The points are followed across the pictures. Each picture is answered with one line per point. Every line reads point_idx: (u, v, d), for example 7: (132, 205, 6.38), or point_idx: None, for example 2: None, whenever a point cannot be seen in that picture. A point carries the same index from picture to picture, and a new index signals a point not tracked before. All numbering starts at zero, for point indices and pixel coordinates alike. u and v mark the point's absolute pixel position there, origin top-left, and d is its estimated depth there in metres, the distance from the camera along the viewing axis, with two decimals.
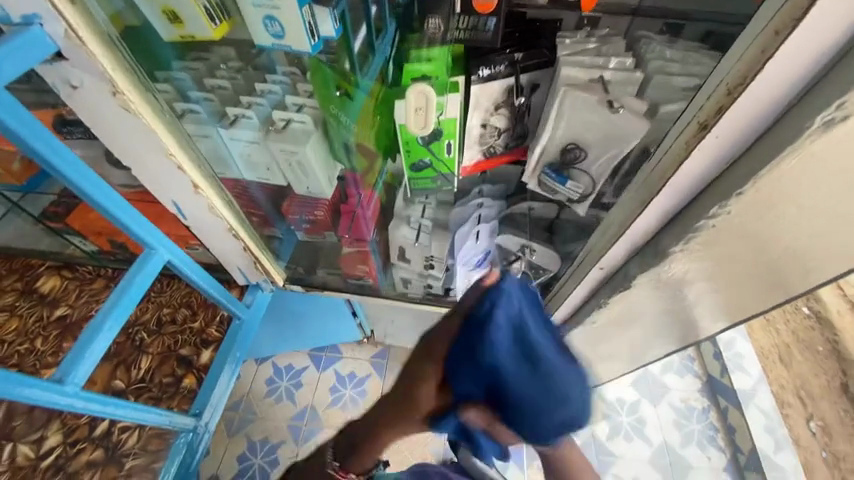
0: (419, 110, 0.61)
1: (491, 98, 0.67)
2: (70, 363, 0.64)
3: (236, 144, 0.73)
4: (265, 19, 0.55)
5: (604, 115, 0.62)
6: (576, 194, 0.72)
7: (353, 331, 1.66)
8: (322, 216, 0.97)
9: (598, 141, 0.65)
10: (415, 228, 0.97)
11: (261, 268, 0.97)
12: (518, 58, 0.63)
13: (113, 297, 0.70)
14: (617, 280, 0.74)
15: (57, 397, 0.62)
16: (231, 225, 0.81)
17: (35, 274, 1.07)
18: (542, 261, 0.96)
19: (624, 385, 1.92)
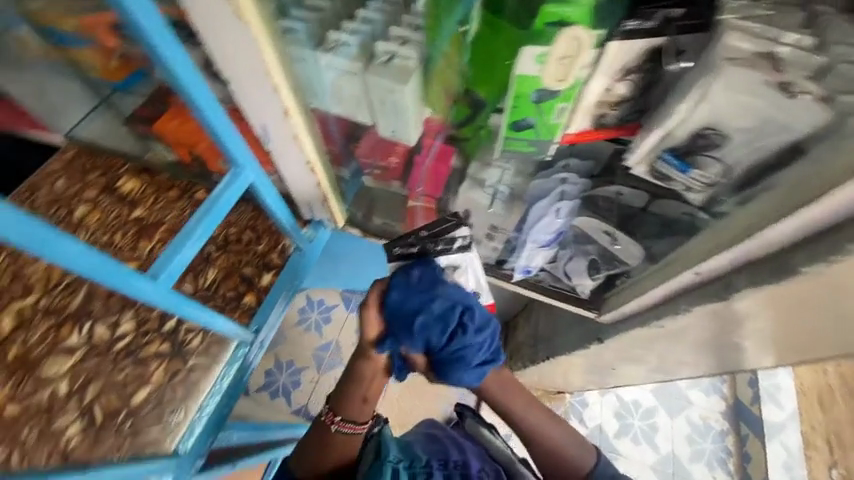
0: (566, 58, 0.55)
1: (623, 62, 0.57)
2: (168, 262, 0.67)
3: (332, 74, 0.67)
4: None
5: (771, 98, 0.52)
6: (699, 184, 0.69)
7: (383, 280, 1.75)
8: (395, 163, 0.94)
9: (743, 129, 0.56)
10: (490, 194, 0.90)
11: (327, 207, 0.97)
12: (676, 15, 0.52)
13: (205, 208, 0.72)
14: (719, 286, 0.68)
15: (153, 292, 0.65)
16: (310, 157, 0.80)
17: (116, 173, 1.13)
18: (621, 253, 0.90)
19: (646, 391, 1.99)
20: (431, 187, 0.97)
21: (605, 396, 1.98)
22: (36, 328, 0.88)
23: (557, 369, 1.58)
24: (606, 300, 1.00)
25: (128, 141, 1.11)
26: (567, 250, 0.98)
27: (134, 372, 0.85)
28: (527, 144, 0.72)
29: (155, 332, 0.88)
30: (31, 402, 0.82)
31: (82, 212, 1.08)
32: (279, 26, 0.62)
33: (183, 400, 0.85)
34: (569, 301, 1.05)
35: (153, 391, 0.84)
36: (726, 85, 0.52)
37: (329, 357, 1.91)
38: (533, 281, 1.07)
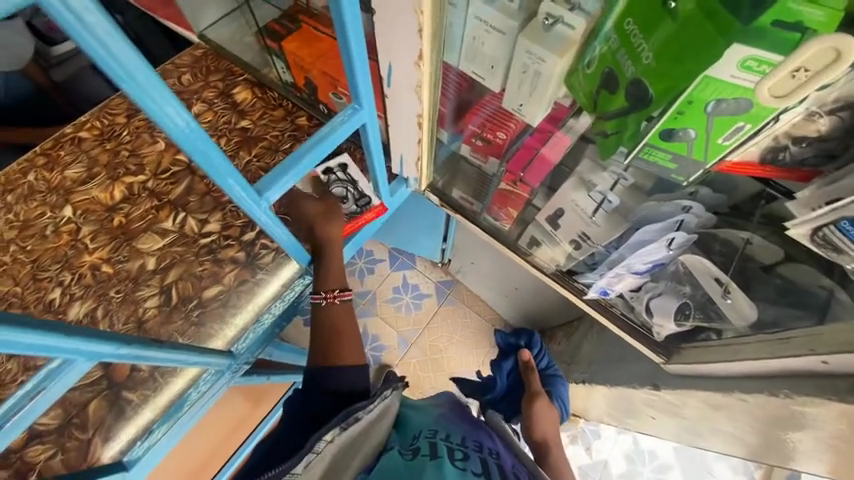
0: (801, 72, 0.41)
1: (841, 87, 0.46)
2: (274, 183, 0.68)
3: (480, 27, 0.62)
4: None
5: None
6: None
7: (436, 252, 1.72)
8: (501, 140, 0.88)
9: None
10: (595, 200, 0.82)
11: (418, 167, 0.95)
12: None
13: (316, 139, 0.72)
14: (834, 385, 0.58)
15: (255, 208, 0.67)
16: (422, 112, 0.76)
17: (234, 81, 1.18)
18: (728, 311, 0.79)
19: (665, 445, 1.96)
20: (532, 180, 0.90)
21: (621, 435, 1.98)
22: (141, 204, 0.97)
23: (585, 393, 1.51)
24: (681, 351, 0.91)
25: (252, 53, 1.15)
26: (658, 284, 0.88)
27: (210, 269, 0.92)
28: (666, 163, 0.62)
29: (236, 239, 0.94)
30: (125, 267, 0.92)
31: (198, 110, 1.15)
32: None
33: (244, 308, 0.90)
34: (638, 337, 0.96)
35: (222, 291, 0.91)
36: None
37: (362, 305, 1.96)
38: (604, 304, 1.00)
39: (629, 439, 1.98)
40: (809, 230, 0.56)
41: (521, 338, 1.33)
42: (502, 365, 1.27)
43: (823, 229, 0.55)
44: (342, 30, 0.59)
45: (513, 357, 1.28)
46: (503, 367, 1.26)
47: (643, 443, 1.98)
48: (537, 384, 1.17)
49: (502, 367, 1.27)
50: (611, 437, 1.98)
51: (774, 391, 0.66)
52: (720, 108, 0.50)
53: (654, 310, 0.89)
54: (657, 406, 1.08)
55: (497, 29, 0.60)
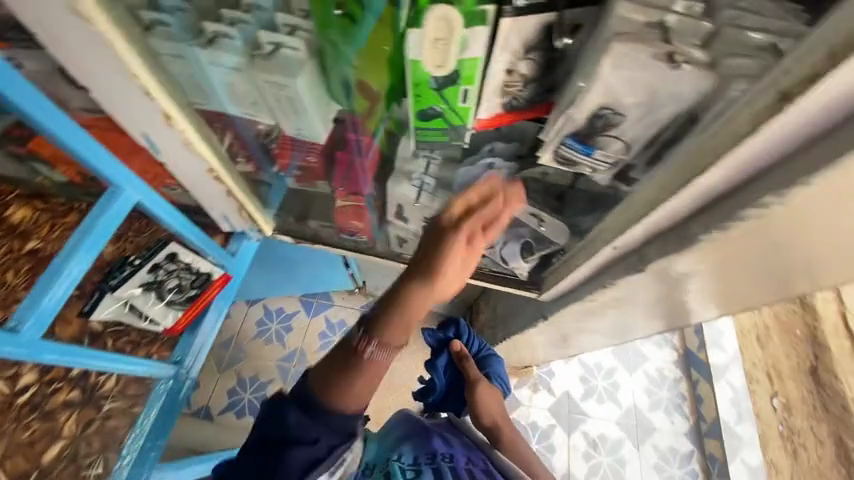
0: (439, 41, 0.52)
1: (514, 40, 0.54)
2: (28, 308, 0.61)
3: (215, 70, 0.60)
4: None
5: (660, 72, 0.49)
6: (603, 165, 0.67)
7: (345, 279, 1.67)
8: (315, 163, 0.88)
9: (639, 103, 0.54)
10: (416, 186, 0.89)
11: (246, 215, 0.92)
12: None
13: (76, 240, 0.65)
14: (630, 262, 0.70)
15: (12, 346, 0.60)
16: (210, 165, 0.74)
17: (3, 202, 0.97)
18: (550, 234, 0.90)
19: (604, 352, 2.07)
20: (361, 187, 0.92)
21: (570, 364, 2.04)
22: None
23: (517, 346, 1.59)
24: (545, 280, 1.00)
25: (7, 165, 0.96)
26: (499, 235, 0.97)
27: (41, 428, 0.74)
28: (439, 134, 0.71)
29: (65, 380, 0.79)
30: None
31: None
32: (142, 18, 0.55)
33: (101, 451, 0.81)
34: (510, 284, 1.05)
35: (66, 447, 0.76)
36: (616, 65, 0.49)
37: (296, 368, 1.83)
38: (474, 269, 1.07)
39: (577, 364, 2.05)
40: (551, 155, 0.69)
41: (447, 330, 1.21)
42: (436, 365, 1.18)
43: (560, 149, 0.67)
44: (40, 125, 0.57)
45: (445, 351, 1.18)
46: (437, 366, 1.18)
47: (589, 360, 2.06)
48: (474, 373, 1.13)
49: (437, 366, 1.18)
50: (563, 370, 2.03)
51: (609, 282, 0.77)
52: (438, 83, 0.58)
53: (508, 258, 0.99)
54: (564, 328, 1.19)
55: (231, 67, 0.59)
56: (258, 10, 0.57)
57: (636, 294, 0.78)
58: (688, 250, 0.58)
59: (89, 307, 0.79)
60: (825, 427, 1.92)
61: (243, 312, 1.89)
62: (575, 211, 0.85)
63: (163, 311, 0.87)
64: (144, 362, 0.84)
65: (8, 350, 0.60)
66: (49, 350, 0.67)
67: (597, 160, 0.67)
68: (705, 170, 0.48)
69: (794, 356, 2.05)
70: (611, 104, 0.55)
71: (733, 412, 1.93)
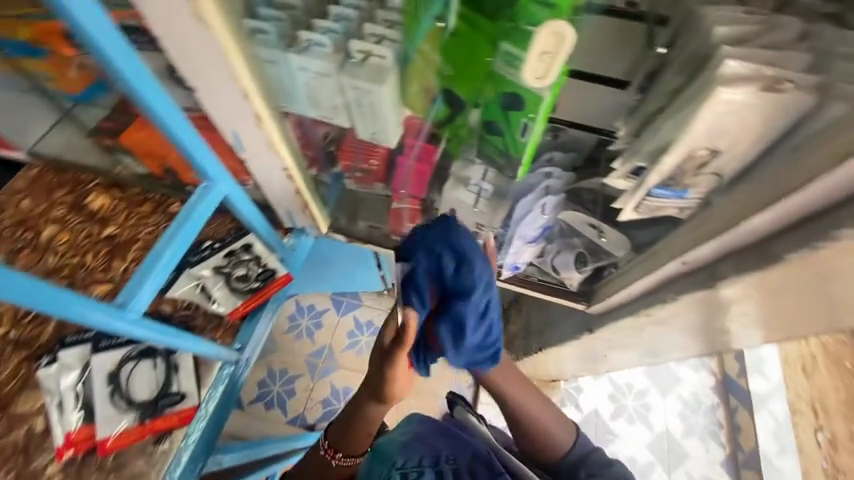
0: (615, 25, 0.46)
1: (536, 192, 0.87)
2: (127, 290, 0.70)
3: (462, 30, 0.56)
4: None
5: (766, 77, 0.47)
6: (691, 204, 0.64)
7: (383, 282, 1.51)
8: (376, 166, 0.92)
9: (733, 135, 0.51)
10: (474, 192, 0.90)
11: (308, 214, 0.98)
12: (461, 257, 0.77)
13: (176, 225, 0.75)
14: (699, 278, 0.67)
15: (119, 321, 0.67)
16: (287, 165, 0.80)
17: (84, 189, 1.06)
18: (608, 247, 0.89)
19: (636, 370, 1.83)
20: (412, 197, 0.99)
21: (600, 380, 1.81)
22: (9, 361, 0.85)
23: (545, 362, 1.47)
24: (596, 291, 0.99)
25: (95, 154, 1.04)
26: (554, 245, 0.98)
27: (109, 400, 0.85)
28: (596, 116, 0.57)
29: (111, 380, 0.86)
30: (8, 441, 0.82)
31: (48, 233, 1.02)
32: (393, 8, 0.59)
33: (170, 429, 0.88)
34: (557, 294, 1.04)
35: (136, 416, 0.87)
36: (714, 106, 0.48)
37: (324, 365, 1.73)
38: (521, 277, 1.06)
39: (607, 381, 1.82)
40: (636, 204, 0.66)
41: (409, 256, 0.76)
42: (426, 296, 0.73)
43: (645, 198, 0.65)
44: (172, 134, 0.66)
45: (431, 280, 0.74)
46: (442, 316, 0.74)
47: (619, 378, 1.82)
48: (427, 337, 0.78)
49: (474, 305, 0.73)
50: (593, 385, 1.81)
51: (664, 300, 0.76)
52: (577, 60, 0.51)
53: (560, 267, 0.99)
54: (602, 345, 1.14)
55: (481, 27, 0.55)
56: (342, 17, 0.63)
57: (703, 313, 0.73)
58: (766, 271, 0.56)
59: (166, 286, 0.93)
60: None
61: None
62: (633, 226, 0.83)
63: (225, 294, 0.96)
64: (214, 346, 0.89)
65: (89, 325, 0.63)
66: (157, 328, 0.75)
67: (687, 194, 0.62)
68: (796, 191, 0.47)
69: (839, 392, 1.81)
70: (706, 145, 0.52)
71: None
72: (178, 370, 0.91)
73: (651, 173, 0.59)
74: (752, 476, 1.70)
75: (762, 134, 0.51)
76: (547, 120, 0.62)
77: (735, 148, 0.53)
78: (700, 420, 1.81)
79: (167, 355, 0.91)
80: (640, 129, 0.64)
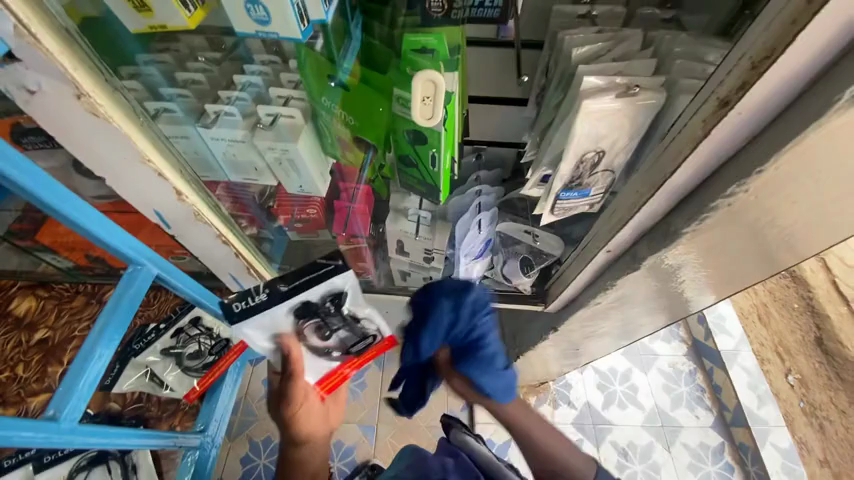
0: (427, 99, 0.55)
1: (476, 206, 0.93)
2: (63, 396, 0.64)
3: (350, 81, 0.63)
4: (249, 2, 0.50)
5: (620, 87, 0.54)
6: (598, 199, 0.71)
7: None
8: (314, 213, 0.93)
9: (612, 134, 0.58)
10: (414, 221, 0.93)
11: (255, 276, 0.94)
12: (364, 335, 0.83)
13: (101, 323, 0.69)
14: (626, 261, 0.73)
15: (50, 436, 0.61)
16: (219, 230, 0.79)
17: (6, 296, 0.99)
18: (544, 247, 0.97)
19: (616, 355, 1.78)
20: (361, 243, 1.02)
21: (585, 372, 1.76)
22: None
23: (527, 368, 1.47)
24: (549, 291, 1.00)
25: (14, 259, 0.97)
26: (499, 255, 1.02)
27: None
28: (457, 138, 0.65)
29: None
30: None
31: None
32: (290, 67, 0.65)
33: None
34: (513, 301, 1.05)
35: None
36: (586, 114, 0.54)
37: None
38: None
39: (592, 372, 1.76)
40: (550, 208, 0.72)
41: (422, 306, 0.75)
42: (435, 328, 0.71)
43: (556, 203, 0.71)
44: (83, 226, 0.64)
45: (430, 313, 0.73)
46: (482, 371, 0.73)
47: (601, 365, 1.78)
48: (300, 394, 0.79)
49: (486, 363, 0.73)
50: (579, 379, 1.75)
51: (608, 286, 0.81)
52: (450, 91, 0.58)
53: (510, 275, 1.02)
54: (572, 340, 1.16)
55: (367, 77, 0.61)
56: (248, 86, 0.68)
57: (645, 291, 0.78)
58: (673, 243, 0.62)
59: (110, 380, 0.89)
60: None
61: (247, 373, 1.70)
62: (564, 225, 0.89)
63: (179, 377, 0.93)
64: (168, 437, 0.83)
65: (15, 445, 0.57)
66: (97, 433, 0.69)
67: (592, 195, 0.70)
68: (673, 172, 0.54)
69: (799, 330, 1.87)
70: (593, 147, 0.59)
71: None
72: (137, 469, 0.89)
73: (558, 179, 0.65)
74: (743, 434, 1.62)
75: (635, 129, 0.58)
76: (453, 146, 0.66)
77: (617, 145, 0.60)
78: (683, 387, 1.75)
79: (121, 457, 0.88)
80: (540, 141, 0.70)
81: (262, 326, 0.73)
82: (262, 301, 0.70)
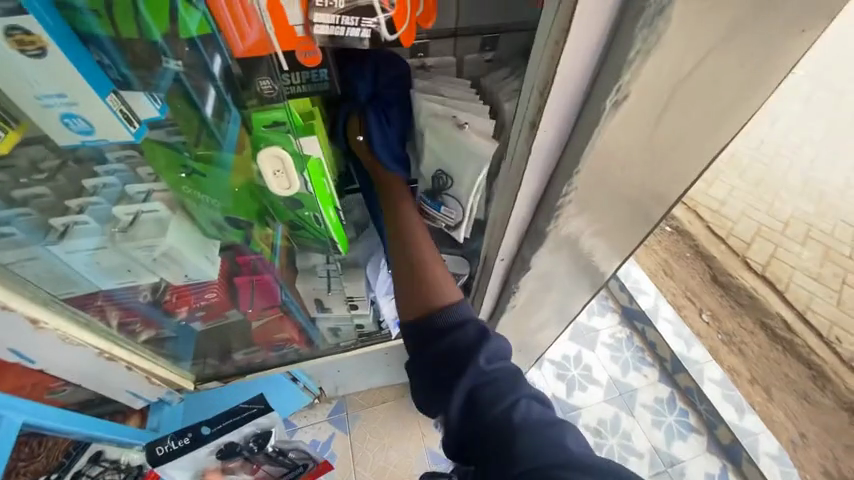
0: (278, 173, 0.61)
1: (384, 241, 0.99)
2: None
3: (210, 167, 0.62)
4: (65, 118, 0.50)
5: None
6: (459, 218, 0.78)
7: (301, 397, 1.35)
8: (215, 298, 0.87)
9: None
10: (325, 276, 0.93)
11: (157, 382, 0.87)
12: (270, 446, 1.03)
13: None
14: (520, 263, 0.80)
15: None
16: (98, 350, 0.72)
17: None
18: (452, 267, 1.02)
19: (562, 342, 1.88)
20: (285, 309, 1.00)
21: (542, 368, 1.82)
22: None
23: None
24: (473, 305, 1.04)
25: None
26: None
27: None
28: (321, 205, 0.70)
29: None
30: None
31: None
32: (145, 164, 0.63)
33: None
34: None
35: None
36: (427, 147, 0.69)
37: None
38: None
39: (548, 365, 1.83)
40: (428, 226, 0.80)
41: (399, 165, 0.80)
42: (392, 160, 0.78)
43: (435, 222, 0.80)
44: None
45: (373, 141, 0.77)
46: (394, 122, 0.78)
47: (555, 356, 1.85)
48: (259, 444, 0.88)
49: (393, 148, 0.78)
50: (540, 376, 1.80)
51: (516, 288, 0.88)
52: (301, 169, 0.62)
53: None
54: (514, 342, 1.20)
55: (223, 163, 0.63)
56: (106, 188, 0.64)
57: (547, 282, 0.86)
58: (546, 239, 0.71)
59: None
60: (792, 359, 1.89)
61: None
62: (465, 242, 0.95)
63: None
64: None
65: None
66: None
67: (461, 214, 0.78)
68: (520, 185, 0.62)
69: (700, 272, 2.12)
70: None
71: (730, 407, 1.68)
72: None
73: None
74: (685, 378, 1.76)
75: None
76: (330, 203, 0.71)
77: None
78: (626, 353, 1.87)
79: None
80: None
81: (182, 465, 0.93)
82: (188, 444, 0.93)
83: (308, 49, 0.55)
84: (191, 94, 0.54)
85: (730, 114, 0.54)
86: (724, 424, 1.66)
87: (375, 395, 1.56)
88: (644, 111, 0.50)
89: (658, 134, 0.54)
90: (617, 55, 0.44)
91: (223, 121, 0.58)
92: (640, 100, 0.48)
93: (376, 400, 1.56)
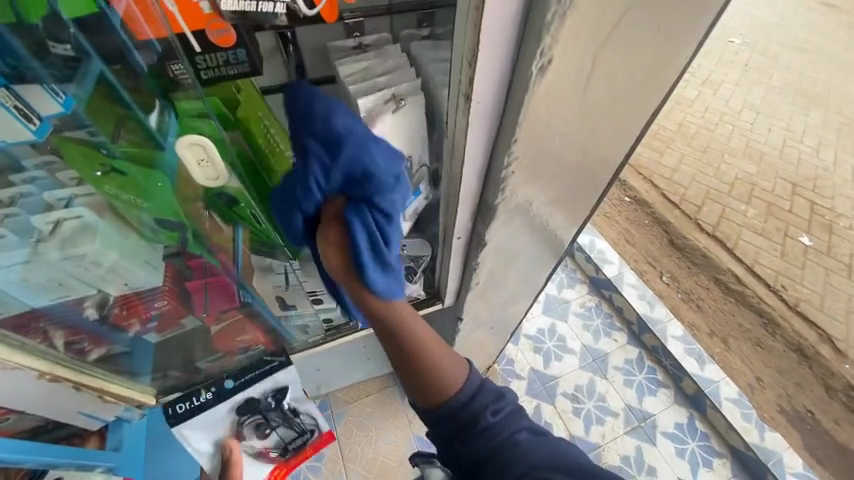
0: (202, 163, 0.61)
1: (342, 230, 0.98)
2: None
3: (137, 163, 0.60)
4: None
5: None
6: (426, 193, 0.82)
7: None
8: (167, 305, 0.83)
9: None
10: (282, 272, 0.90)
11: (112, 397, 0.84)
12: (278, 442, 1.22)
13: None
14: (478, 238, 0.81)
15: None
16: (40, 369, 0.68)
17: None
18: (414, 252, 1.02)
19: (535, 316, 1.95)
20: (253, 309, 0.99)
21: (518, 342, 1.88)
22: None
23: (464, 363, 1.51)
24: (440, 287, 1.05)
25: None
26: None
27: None
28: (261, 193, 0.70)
29: None
30: None
31: None
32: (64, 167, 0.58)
33: None
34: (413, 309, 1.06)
35: None
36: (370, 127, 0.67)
37: None
38: None
39: (524, 339, 1.89)
40: None
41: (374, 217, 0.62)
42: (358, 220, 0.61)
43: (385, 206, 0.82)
44: None
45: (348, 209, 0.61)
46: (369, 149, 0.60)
47: (530, 330, 1.92)
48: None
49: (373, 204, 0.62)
50: (516, 351, 1.86)
51: (478, 265, 0.89)
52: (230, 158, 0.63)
53: None
54: (486, 320, 1.22)
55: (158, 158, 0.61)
56: (25, 197, 0.58)
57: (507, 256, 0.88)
58: (498, 212, 0.72)
59: None
60: (744, 310, 2.04)
61: None
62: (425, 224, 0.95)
63: None
64: None
65: None
66: None
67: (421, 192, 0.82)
68: (464, 159, 0.62)
69: (658, 237, 2.24)
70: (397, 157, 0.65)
71: (692, 360, 1.79)
72: None
73: None
74: (650, 337, 1.87)
75: None
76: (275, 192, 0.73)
77: None
78: (597, 321, 1.96)
79: None
80: None
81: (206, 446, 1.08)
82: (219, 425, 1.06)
83: (219, 28, 0.53)
84: (116, 88, 0.54)
85: (652, 75, 0.56)
86: (687, 375, 1.78)
87: (358, 389, 1.56)
88: (569, 77, 0.51)
89: (589, 99, 0.56)
90: (536, 20, 0.45)
91: (162, 120, 0.59)
92: (562, 64, 0.49)
93: (359, 394, 1.56)
